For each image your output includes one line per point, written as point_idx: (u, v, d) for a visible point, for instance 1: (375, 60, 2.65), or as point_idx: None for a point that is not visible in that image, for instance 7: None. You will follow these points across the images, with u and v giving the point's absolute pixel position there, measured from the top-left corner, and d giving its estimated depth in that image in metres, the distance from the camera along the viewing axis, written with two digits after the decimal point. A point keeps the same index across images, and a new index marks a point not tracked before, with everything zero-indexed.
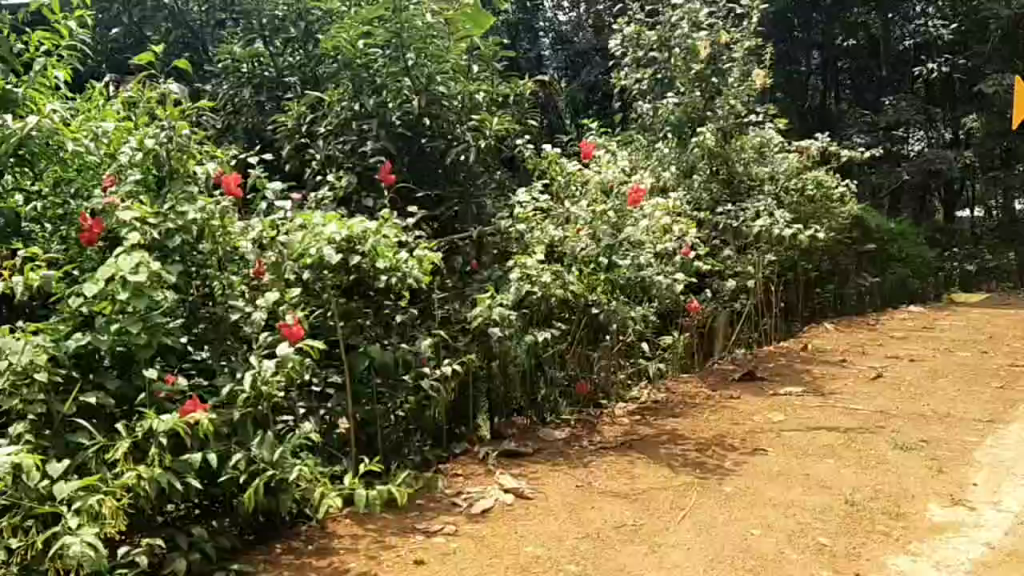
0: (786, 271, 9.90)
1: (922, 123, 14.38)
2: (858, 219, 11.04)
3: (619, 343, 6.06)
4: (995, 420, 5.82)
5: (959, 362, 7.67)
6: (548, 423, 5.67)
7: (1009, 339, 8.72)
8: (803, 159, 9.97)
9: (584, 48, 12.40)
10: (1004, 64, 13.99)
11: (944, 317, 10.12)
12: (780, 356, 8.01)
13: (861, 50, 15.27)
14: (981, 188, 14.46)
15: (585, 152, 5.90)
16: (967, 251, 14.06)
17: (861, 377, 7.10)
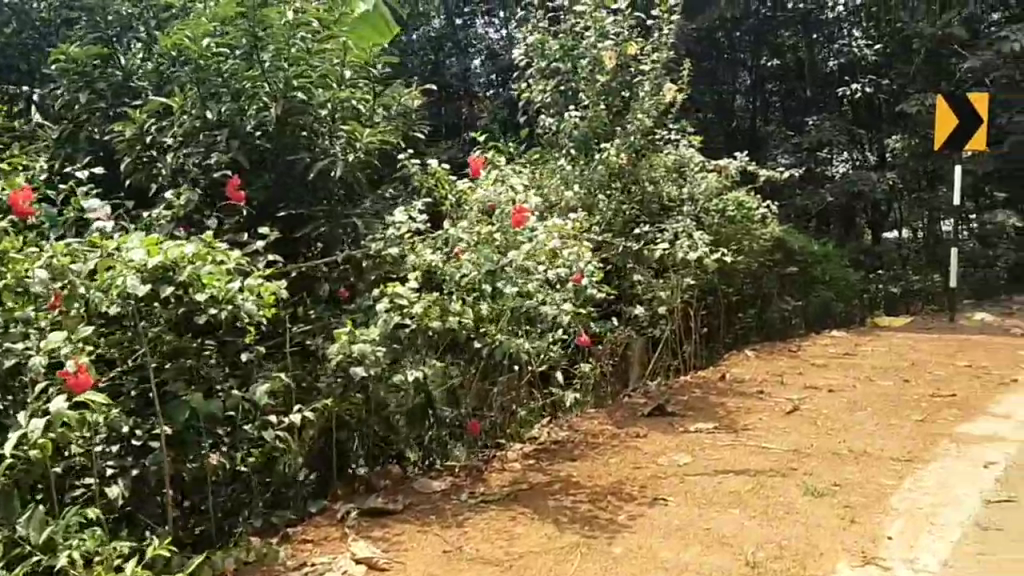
0: (706, 295, 9.55)
1: (846, 144, 14.25)
2: (780, 241, 10.75)
3: (523, 378, 5.60)
4: (914, 459, 5.39)
5: (880, 392, 7.30)
6: (432, 471, 5.10)
7: (929, 367, 8.42)
8: (722, 179, 9.62)
9: (506, 64, 12.35)
10: (927, 84, 14.04)
11: (866, 343, 9.81)
12: (696, 388, 7.55)
13: (789, 71, 14.93)
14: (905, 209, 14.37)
15: (472, 167, 5.38)
16: (892, 274, 13.95)
17: (776, 411, 6.66)
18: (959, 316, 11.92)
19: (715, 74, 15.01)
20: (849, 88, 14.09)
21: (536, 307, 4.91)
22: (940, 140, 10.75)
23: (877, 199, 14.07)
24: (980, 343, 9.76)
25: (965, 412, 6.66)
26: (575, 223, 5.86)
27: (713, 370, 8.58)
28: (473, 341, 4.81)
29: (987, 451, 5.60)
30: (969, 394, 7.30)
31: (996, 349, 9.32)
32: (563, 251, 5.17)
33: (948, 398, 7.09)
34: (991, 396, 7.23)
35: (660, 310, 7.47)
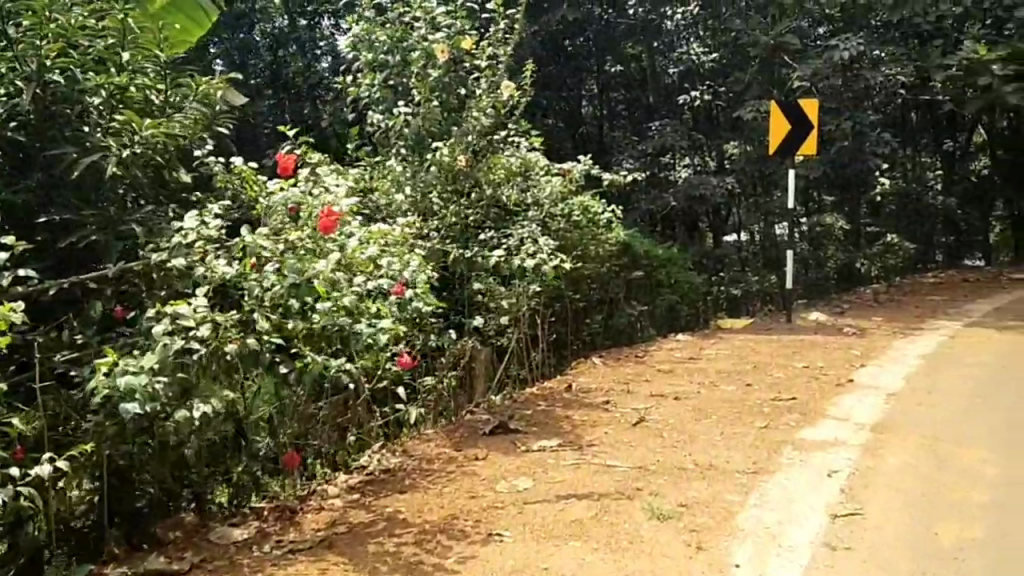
0: (553, 301, 9.30)
1: (687, 148, 14.40)
2: (625, 244, 10.63)
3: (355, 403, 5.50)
4: (760, 472, 5.21)
5: (724, 397, 7.17)
6: (220, 517, 4.65)
7: (769, 369, 8.44)
8: (567, 182, 9.34)
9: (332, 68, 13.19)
10: (763, 91, 14.23)
11: (710, 346, 9.79)
12: (541, 400, 7.18)
13: (631, 82, 15.24)
14: (743, 213, 14.72)
15: (281, 165, 4.76)
16: (733, 276, 14.29)
17: (622, 422, 6.37)
18: (796, 317, 12.25)
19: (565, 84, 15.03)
20: (689, 96, 14.53)
21: (349, 326, 4.38)
22: (776, 141, 11.01)
23: (718, 203, 14.27)
24: (816, 343, 9.95)
25: (804, 415, 6.61)
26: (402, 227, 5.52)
27: (560, 378, 8.28)
28: (279, 365, 4.23)
29: (828, 458, 5.50)
30: (807, 396, 7.29)
31: (831, 350, 9.51)
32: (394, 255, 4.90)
33: (788, 402, 7.04)
34: (828, 398, 7.24)
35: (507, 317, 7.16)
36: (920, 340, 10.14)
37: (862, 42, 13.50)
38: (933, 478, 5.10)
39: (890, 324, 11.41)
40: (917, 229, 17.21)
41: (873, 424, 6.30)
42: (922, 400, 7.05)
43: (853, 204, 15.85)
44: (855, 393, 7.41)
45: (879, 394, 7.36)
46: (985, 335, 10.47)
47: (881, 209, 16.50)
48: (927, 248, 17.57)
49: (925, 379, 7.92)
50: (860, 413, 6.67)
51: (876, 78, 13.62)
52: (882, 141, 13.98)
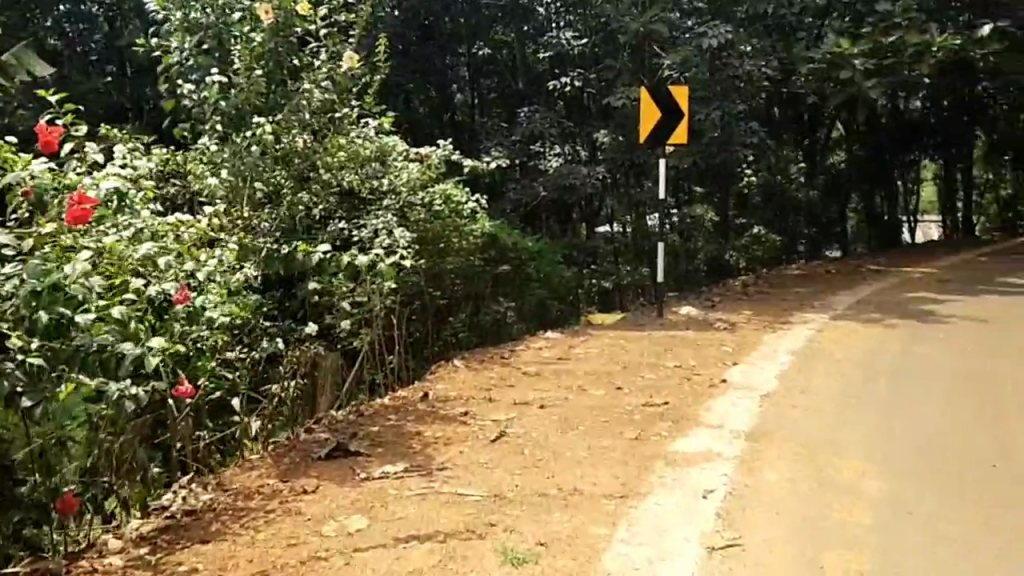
0: (411, 297, 8.75)
1: (557, 137, 14.03)
2: (492, 238, 10.03)
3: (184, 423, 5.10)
4: (629, 495, 4.64)
5: (591, 405, 6.61)
6: None
7: (640, 370, 7.98)
8: (425, 169, 8.74)
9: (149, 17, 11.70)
10: (632, 79, 13.69)
11: (579, 345, 9.25)
12: (390, 413, 6.43)
13: (501, 69, 15.21)
14: (616, 204, 14.37)
15: (42, 141, 3.81)
16: (605, 269, 13.93)
17: (479, 438, 5.67)
18: (667, 311, 11.93)
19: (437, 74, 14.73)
20: (558, 82, 14.01)
21: (113, 345, 3.80)
22: (645, 130, 10.59)
23: (590, 192, 13.80)
24: (687, 339, 9.59)
25: (676, 423, 6.13)
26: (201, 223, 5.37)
27: (417, 385, 7.53)
28: (21, 397, 3.29)
29: (703, 474, 5.00)
30: (679, 400, 6.83)
31: (703, 346, 9.15)
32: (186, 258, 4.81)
33: (660, 408, 6.54)
34: (700, 402, 6.80)
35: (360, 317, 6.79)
36: (791, 335, 9.94)
37: (729, 31, 13.47)
38: (817, 497, 4.67)
39: (760, 318, 11.23)
40: (783, 222, 17.38)
41: (748, 432, 5.86)
42: (795, 403, 6.71)
43: (721, 196, 15.81)
44: (729, 396, 7.01)
45: (752, 396, 6.98)
46: (850, 328, 10.42)
47: (748, 201, 16.56)
48: (792, 240, 17.79)
49: (797, 378, 7.62)
50: (735, 419, 6.23)
51: (742, 68, 13.58)
52: (750, 131, 13.93)
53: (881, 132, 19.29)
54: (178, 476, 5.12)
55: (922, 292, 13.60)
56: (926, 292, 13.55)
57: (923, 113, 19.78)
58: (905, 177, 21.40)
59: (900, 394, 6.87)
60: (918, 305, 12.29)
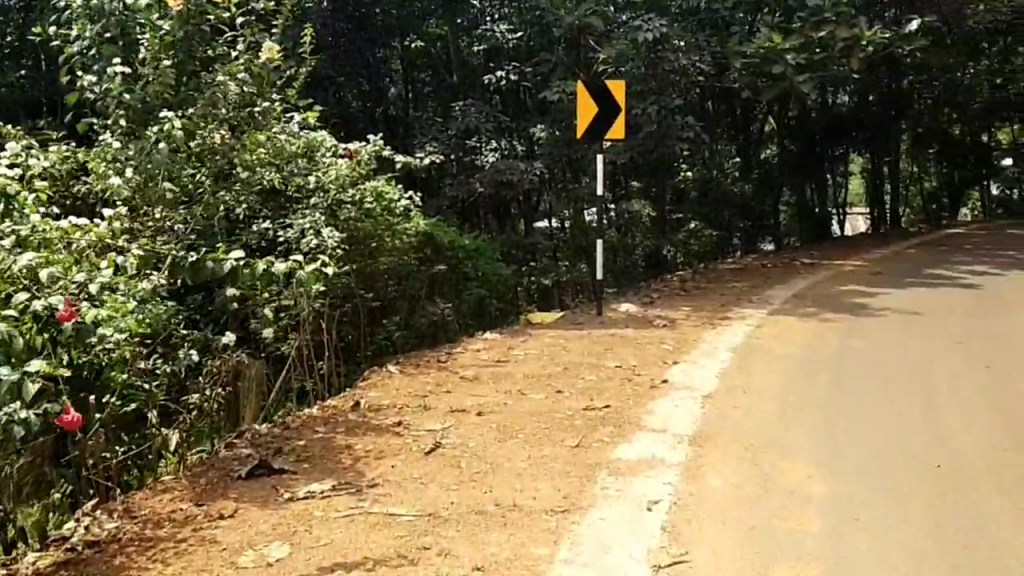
0: (343, 299, 8.47)
1: (493, 132, 13.81)
2: (427, 235, 9.78)
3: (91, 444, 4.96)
4: (569, 510, 4.41)
5: (531, 409, 6.38)
6: None
7: (580, 371, 7.76)
8: (354, 167, 8.51)
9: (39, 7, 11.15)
10: (567, 73, 13.58)
11: (518, 346, 8.99)
12: (318, 426, 6.07)
13: (435, 64, 15.07)
14: (553, 200, 14.17)
15: None
16: (543, 266, 13.75)
17: (413, 451, 5.38)
18: (606, 309, 11.76)
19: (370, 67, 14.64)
20: (494, 75, 13.86)
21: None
22: (582, 125, 10.39)
23: (527, 189, 13.55)
24: (627, 338, 9.41)
25: (618, 428, 5.92)
26: (93, 227, 5.05)
27: (348, 393, 7.17)
28: None
29: (647, 483, 4.80)
30: (622, 403, 6.63)
31: (643, 345, 8.97)
32: (87, 270, 4.76)
33: (601, 412, 6.33)
34: (642, 404, 6.62)
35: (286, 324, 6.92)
36: (730, 331, 9.86)
37: (663, 24, 13.35)
38: (766, 503, 4.53)
39: (698, 314, 11.14)
40: (720, 216, 17.42)
41: (692, 436, 5.68)
42: (737, 403, 6.57)
43: (658, 190, 15.77)
44: (671, 397, 6.84)
45: (695, 396, 6.83)
46: (788, 323, 10.38)
47: (684, 195, 16.56)
48: (728, 234, 17.89)
49: (738, 376, 7.51)
50: (678, 422, 6.06)
51: (677, 62, 13.48)
52: (686, 127, 13.63)
53: (813, 126, 19.51)
54: (86, 498, 4.97)
55: (855, 285, 13.72)
56: (860, 285, 13.66)
57: (851, 108, 20.15)
58: (836, 170, 21.70)
59: (841, 391, 6.80)
60: (853, 299, 12.35)
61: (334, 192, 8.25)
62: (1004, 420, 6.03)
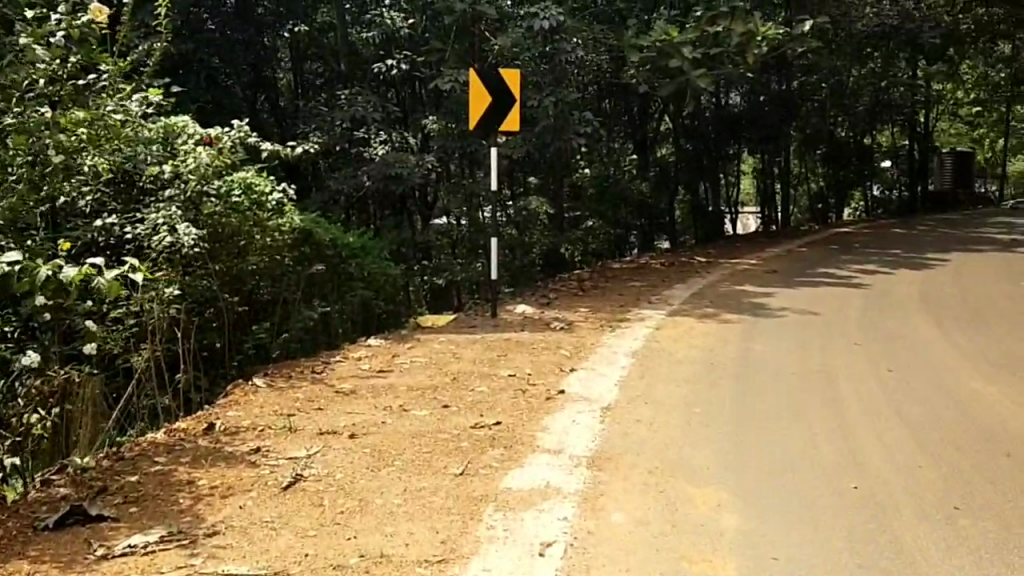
0: (203, 304, 7.61)
1: (381, 122, 13.01)
2: (303, 230, 9.00)
3: None
4: (448, 559, 3.73)
5: (412, 428, 5.68)
6: None
7: (470, 382, 7.09)
8: (217, 155, 7.54)
9: None
10: (461, 64, 13.01)
11: (404, 353, 8.25)
12: (158, 457, 5.18)
13: (324, 54, 14.71)
14: (447, 195, 13.25)
15: None
16: (436, 265, 13.21)
17: (267, 487, 4.57)
18: (501, 311, 11.17)
19: (253, 51, 13.96)
20: (384, 63, 13.34)
21: None
22: (475, 114, 9.73)
23: (416, 184, 12.74)
24: (523, 343, 8.81)
25: (509, 450, 5.27)
26: None
27: (202, 414, 6.27)
28: None
29: (540, 521, 4.16)
30: (513, 420, 5.95)
31: (539, 351, 8.37)
32: None
33: (490, 431, 5.66)
34: (535, 419, 5.98)
35: (130, 330, 6.66)
36: (629, 335, 9.37)
37: (561, 13, 12.84)
38: (675, 540, 3.98)
39: (597, 316, 10.67)
40: (619, 214, 17.03)
41: (591, 459, 5.09)
42: (638, 417, 6.05)
43: (556, 187, 15.37)
44: (568, 411, 6.22)
45: (593, 409, 6.26)
46: (688, 325, 10.01)
47: (581, 193, 16.18)
48: (626, 233, 17.67)
49: (638, 385, 7.00)
50: (575, 441, 5.47)
51: (574, 54, 13.03)
52: (584, 121, 13.17)
53: (707, 125, 19.53)
54: None
55: (750, 284, 13.58)
56: (756, 284, 13.55)
57: (746, 107, 20.22)
58: (730, 169, 21.83)
59: (747, 402, 6.39)
60: (751, 299, 12.16)
61: (194, 184, 7.33)
62: (914, 430, 5.74)
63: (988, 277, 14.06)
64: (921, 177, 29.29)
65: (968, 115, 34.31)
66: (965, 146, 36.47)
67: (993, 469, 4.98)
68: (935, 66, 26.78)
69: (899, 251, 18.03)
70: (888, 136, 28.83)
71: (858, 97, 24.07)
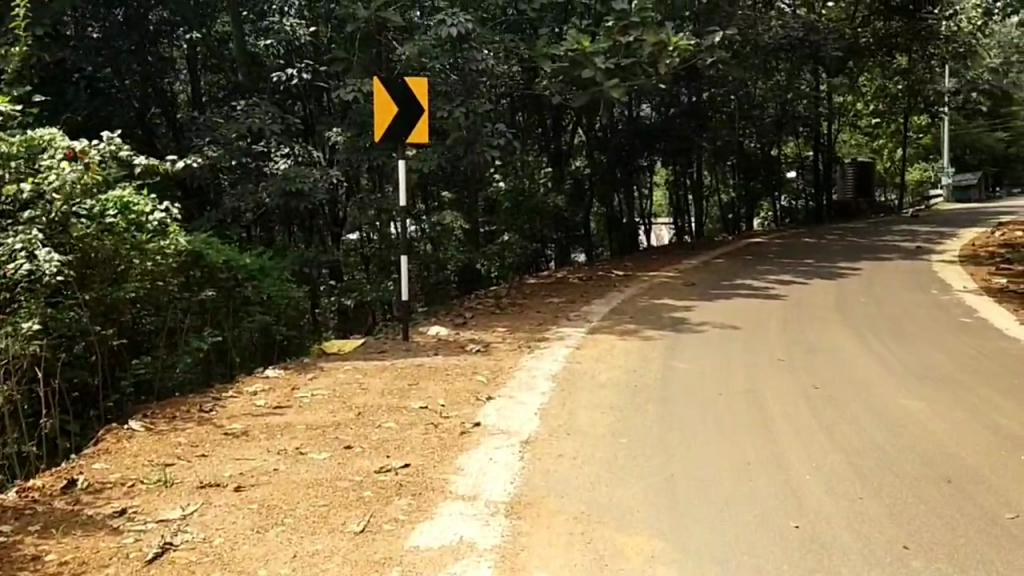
0: (72, 338, 6.79)
1: (281, 135, 12.27)
2: (191, 253, 8.25)
3: None
4: None
5: (308, 477, 5.02)
6: None
7: (376, 417, 6.44)
8: (85, 174, 6.66)
9: None
10: (365, 73, 12.40)
11: (305, 386, 7.55)
12: (3, 525, 4.39)
13: (223, 64, 13.98)
14: (355, 211, 12.61)
15: None
16: (345, 285, 12.53)
17: (128, 561, 3.88)
18: (412, 333, 10.57)
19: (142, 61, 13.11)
20: (284, 73, 12.62)
21: None
22: (380, 127, 9.14)
23: (321, 200, 12.04)
24: (436, 368, 8.22)
25: (417, 498, 4.69)
26: None
27: (64, 467, 5.47)
28: None
29: None
30: (423, 461, 5.36)
31: (453, 378, 7.78)
32: None
33: (396, 476, 5.05)
34: (447, 459, 5.40)
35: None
36: (548, 356, 8.88)
37: (469, 20, 12.32)
38: None
39: (515, 336, 10.17)
40: (535, 228, 16.61)
41: (511, 506, 4.56)
42: (561, 450, 5.55)
43: (470, 201, 14.88)
44: (485, 447, 5.66)
45: (511, 444, 5.72)
46: (608, 343, 9.60)
47: (496, 206, 15.71)
48: (543, 247, 17.32)
49: (559, 413, 6.49)
50: (492, 484, 4.93)
51: (485, 62, 12.48)
52: (497, 133, 12.69)
53: (621, 137, 19.44)
54: None
55: (668, 297, 13.34)
56: (674, 297, 13.31)
57: (659, 119, 20.17)
58: (644, 181, 21.74)
59: (676, 428, 5.98)
60: (670, 313, 11.86)
61: (60, 205, 6.44)
62: (851, 453, 5.41)
63: (899, 286, 14.18)
64: (826, 187, 29.94)
65: (867, 126, 35.38)
66: (867, 154, 37.71)
67: (937, 496, 4.64)
68: (837, 78, 27.42)
69: (813, 260, 18.17)
70: (794, 147, 29.39)
71: (764, 108, 24.49)
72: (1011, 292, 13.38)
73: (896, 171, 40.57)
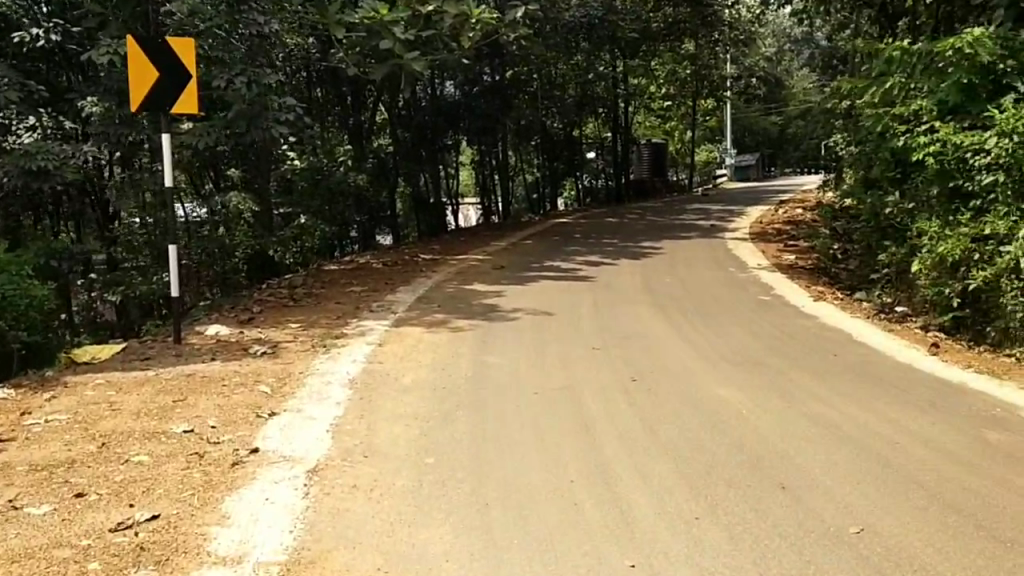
0: None
1: (21, 103, 10.31)
2: None
3: None
4: None
5: (18, 545, 3.82)
6: None
7: (125, 448, 5.22)
8: None
9: None
10: (122, 32, 10.63)
11: (40, 410, 6.13)
12: None
13: None
14: (118, 194, 10.90)
15: None
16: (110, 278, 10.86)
17: None
18: (188, 333, 9.16)
19: None
20: (24, 31, 10.64)
21: None
22: (137, 94, 7.57)
23: (73, 180, 10.23)
24: (212, 378, 6.99)
25: (162, 566, 3.63)
26: None
27: None
28: None
29: None
30: (179, 508, 4.27)
31: (231, 390, 6.61)
32: None
33: (139, 535, 3.95)
34: (211, 503, 4.34)
35: None
36: (346, 357, 7.85)
37: None
38: None
39: (309, 333, 9.03)
40: (334, 210, 15.36)
41: (288, 569, 3.61)
42: (354, 480, 4.64)
43: (260, 181, 13.41)
44: (260, 481, 4.64)
45: (294, 475, 4.73)
46: (414, 338, 8.71)
47: (291, 187, 14.33)
48: (344, 229, 16.12)
49: (355, 430, 5.54)
50: (265, 535, 3.94)
51: (269, 26, 11.05)
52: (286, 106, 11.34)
53: (424, 115, 18.59)
54: None
55: (479, 282, 12.64)
56: (483, 282, 12.62)
57: (462, 96, 19.42)
58: (450, 160, 20.95)
59: (490, 440, 5.26)
60: (481, 300, 11.16)
61: None
62: (679, 458, 4.91)
63: (699, 265, 14.28)
64: (625, 167, 30.57)
65: (659, 110, 36.60)
66: (660, 135, 39.14)
67: (775, 509, 4.19)
68: (633, 61, 27.95)
69: (618, 240, 18.16)
70: (594, 127, 29.70)
71: (565, 88, 24.45)
72: (801, 267, 13.84)
73: (686, 152, 42.48)
